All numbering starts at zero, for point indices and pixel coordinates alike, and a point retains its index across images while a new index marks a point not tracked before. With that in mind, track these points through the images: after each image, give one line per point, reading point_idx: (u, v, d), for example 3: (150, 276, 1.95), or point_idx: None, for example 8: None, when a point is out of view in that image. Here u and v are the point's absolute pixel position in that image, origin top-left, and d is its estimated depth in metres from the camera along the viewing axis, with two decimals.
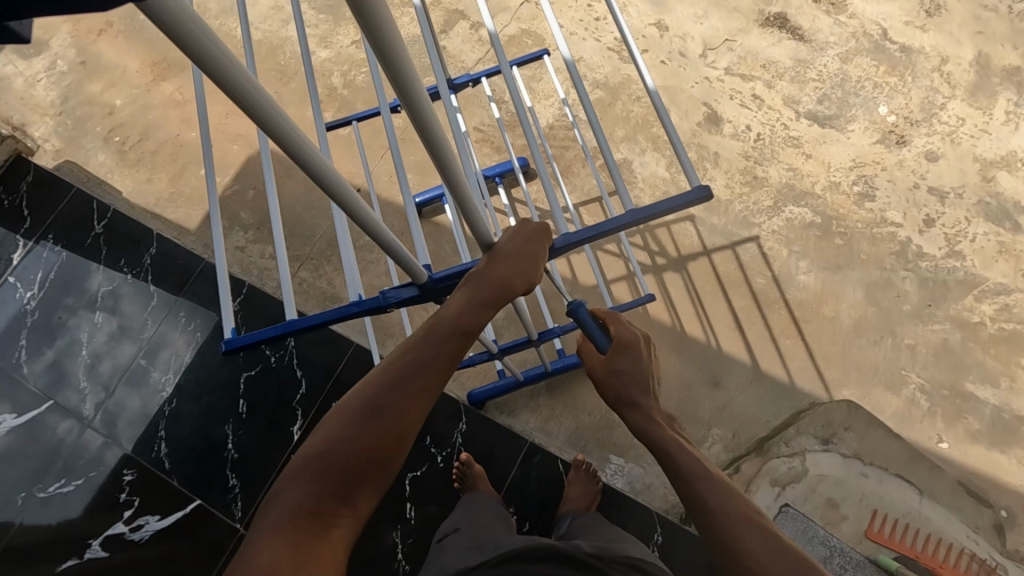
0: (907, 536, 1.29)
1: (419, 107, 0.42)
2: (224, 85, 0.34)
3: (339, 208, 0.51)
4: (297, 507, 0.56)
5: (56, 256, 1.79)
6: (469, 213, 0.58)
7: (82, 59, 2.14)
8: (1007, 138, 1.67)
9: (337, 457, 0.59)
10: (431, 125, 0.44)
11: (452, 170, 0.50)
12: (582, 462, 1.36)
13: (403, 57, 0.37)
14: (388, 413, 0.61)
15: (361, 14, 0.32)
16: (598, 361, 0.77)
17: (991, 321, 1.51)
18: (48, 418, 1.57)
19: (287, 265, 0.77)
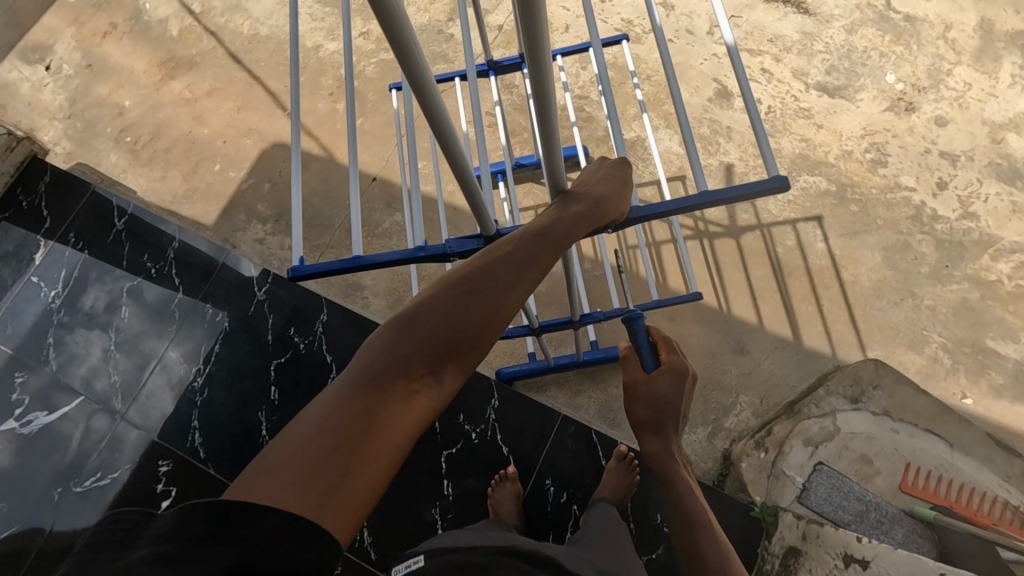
0: (940, 486, 1.31)
1: (538, 58, 0.48)
2: None
3: (425, 110, 0.56)
4: (385, 364, 0.57)
5: (78, 254, 1.80)
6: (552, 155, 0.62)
7: (88, 62, 2.14)
8: (1014, 100, 1.70)
9: (431, 326, 0.59)
10: (542, 66, 0.49)
11: (548, 112, 0.55)
12: (626, 452, 1.34)
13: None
14: (483, 300, 0.61)
15: None
16: (640, 378, 0.85)
17: (1007, 279, 1.54)
18: (80, 414, 1.59)
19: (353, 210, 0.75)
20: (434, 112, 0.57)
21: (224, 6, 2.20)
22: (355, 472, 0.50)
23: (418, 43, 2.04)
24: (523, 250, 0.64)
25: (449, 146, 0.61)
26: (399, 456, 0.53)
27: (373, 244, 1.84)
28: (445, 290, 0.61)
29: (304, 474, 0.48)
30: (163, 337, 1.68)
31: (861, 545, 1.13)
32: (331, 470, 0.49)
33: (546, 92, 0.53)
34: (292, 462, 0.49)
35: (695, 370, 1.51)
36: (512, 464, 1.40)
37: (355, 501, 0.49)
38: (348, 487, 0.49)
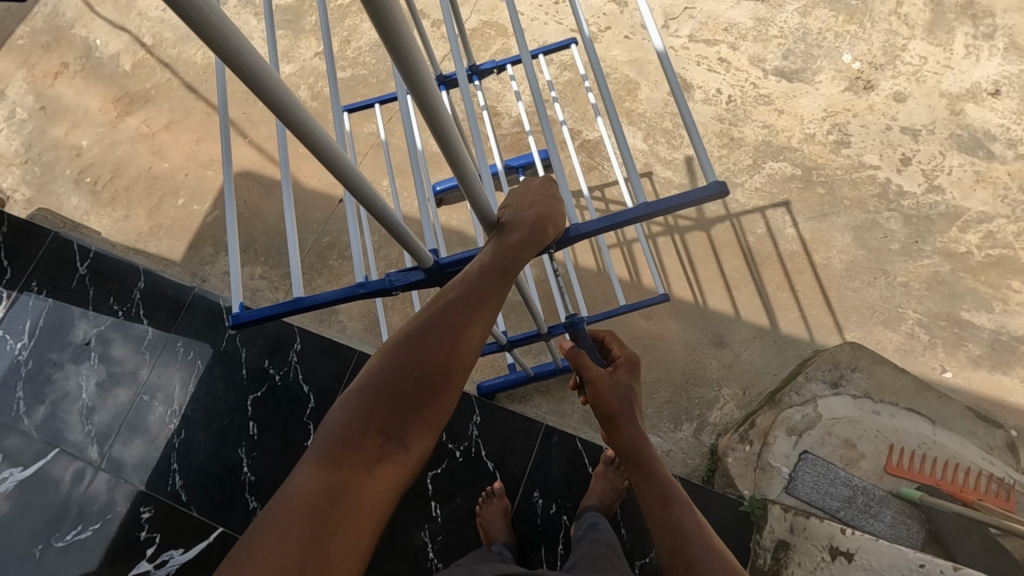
0: (925, 465, 1.30)
1: (433, 107, 0.45)
2: (244, 76, 0.38)
3: (353, 195, 0.54)
4: (341, 444, 0.61)
5: (43, 303, 1.77)
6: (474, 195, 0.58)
7: (41, 105, 2.10)
8: (969, 70, 1.71)
9: (384, 401, 0.63)
10: (437, 111, 0.45)
11: (458, 153, 0.51)
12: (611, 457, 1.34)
13: (409, 40, 0.38)
14: (433, 364, 0.63)
15: (380, 19, 0.35)
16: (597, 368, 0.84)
17: (977, 250, 1.54)
18: (56, 467, 1.55)
19: (297, 256, 0.80)
20: (346, 177, 0.52)
21: (176, 37, 2.18)
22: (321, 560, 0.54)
23: (374, 60, 2.02)
24: (465, 303, 0.65)
25: (370, 202, 0.57)
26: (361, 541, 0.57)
27: (345, 266, 1.81)
28: (393, 361, 0.64)
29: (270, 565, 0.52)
30: (136, 380, 1.65)
31: (847, 538, 1.13)
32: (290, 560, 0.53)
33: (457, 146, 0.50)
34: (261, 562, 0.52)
35: (675, 368, 1.50)
36: (499, 478, 1.38)
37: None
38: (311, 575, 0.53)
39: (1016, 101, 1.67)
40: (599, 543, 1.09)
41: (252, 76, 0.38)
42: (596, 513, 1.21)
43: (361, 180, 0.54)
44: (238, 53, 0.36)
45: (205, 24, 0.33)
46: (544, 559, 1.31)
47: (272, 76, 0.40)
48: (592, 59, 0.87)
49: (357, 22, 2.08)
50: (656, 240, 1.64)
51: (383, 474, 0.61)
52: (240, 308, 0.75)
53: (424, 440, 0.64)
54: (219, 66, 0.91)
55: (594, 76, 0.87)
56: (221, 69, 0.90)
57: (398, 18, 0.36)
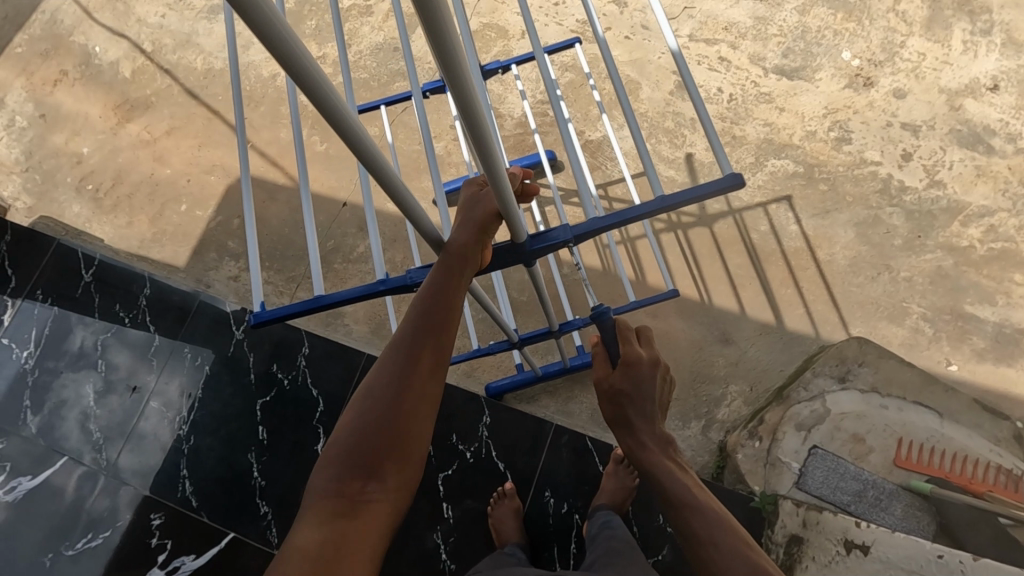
0: (934, 458, 1.31)
1: (472, 107, 0.43)
2: (271, 45, 0.36)
3: (368, 171, 0.53)
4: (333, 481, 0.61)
5: (47, 311, 1.76)
6: (501, 194, 0.57)
7: (41, 113, 2.09)
8: (967, 66, 1.72)
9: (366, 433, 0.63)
10: (476, 111, 0.44)
11: (491, 152, 0.49)
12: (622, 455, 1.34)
13: (455, 39, 0.36)
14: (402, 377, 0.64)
15: (429, 18, 0.34)
16: (604, 373, 0.85)
17: (979, 244, 1.56)
18: (62, 474, 1.55)
19: (315, 255, 0.80)
20: (362, 152, 0.51)
21: (176, 43, 2.18)
22: (339, 553, 0.56)
23: (375, 63, 2.03)
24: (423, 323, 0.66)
25: (389, 183, 0.56)
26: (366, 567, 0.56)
27: (351, 269, 1.82)
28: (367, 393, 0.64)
29: None
30: (144, 386, 1.64)
31: (862, 530, 1.13)
32: None
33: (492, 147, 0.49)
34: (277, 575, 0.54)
35: (682, 365, 1.51)
36: (510, 479, 1.39)
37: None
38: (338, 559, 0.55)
39: (1014, 96, 1.68)
40: (614, 540, 1.09)
41: (279, 45, 0.37)
42: (608, 511, 1.22)
43: (379, 156, 0.53)
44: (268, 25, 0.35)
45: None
46: (557, 559, 1.32)
47: (300, 51, 0.39)
48: (605, 57, 0.88)
49: (357, 26, 2.08)
50: (661, 239, 1.65)
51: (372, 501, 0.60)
52: (261, 307, 0.76)
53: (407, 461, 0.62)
54: (230, 66, 0.91)
55: (607, 72, 0.88)
56: (236, 73, 0.90)
57: (445, 15, 0.34)
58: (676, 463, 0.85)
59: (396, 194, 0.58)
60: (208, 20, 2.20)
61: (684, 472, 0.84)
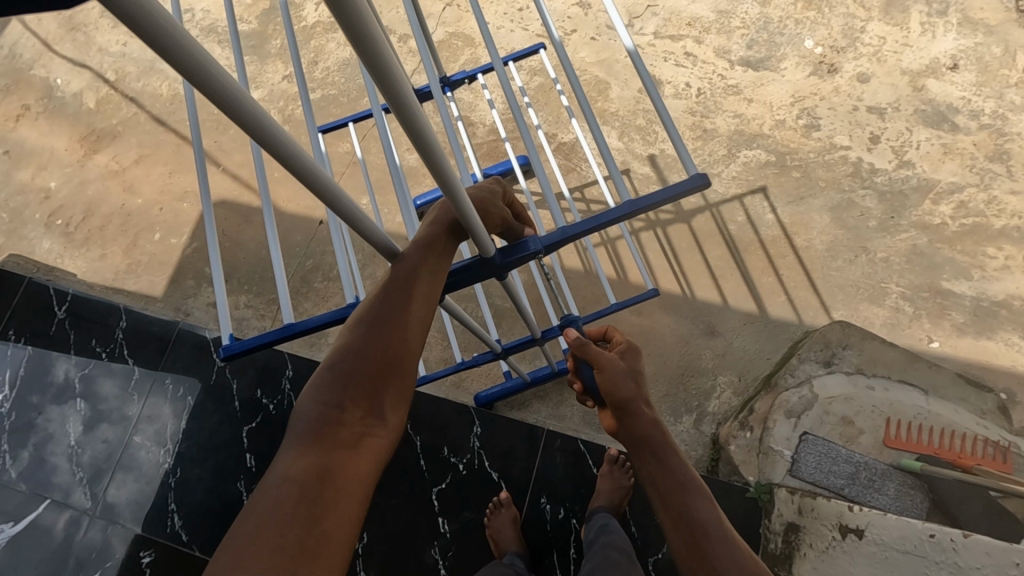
0: (923, 435, 1.31)
1: (418, 124, 0.42)
2: (222, 103, 0.35)
3: (335, 212, 0.51)
4: (319, 424, 0.62)
5: (21, 351, 1.72)
6: (459, 208, 0.55)
7: (5, 149, 2.06)
8: (927, 47, 1.75)
9: (353, 381, 0.64)
10: (423, 130, 0.43)
11: (442, 165, 0.47)
12: (616, 455, 1.34)
13: (389, 58, 0.36)
14: (388, 337, 0.65)
15: (361, 43, 0.33)
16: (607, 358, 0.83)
17: (951, 220, 1.58)
18: (45, 517, 1.51)
19: (284, 277, 0.78)
20: (329, 196, 0.49)
21: (140, 70, 2.15)
22: (333, 482, 0.58)
23: (343, 79, 2.02)
24: (402, 285, 0.66)
25: (353, 218, 0.54)
26: (356, 501, 0.59)
27: (333, 287, 1.80)
28: (351, 345, 0.65)
29: (280, 529, 0.54)
30: (126, 421, 1.60)
31: (855, 514, 1.09)
32: (296, 518, 0.55)
33: (445, 169, 0.48)
34: (266, 508, 0.55)
35: (669, 360, 1.52)
36: (505, 488, 1.37)
37: (345, 510, 0.57)
38: (328, 490, 0.58)
39: (974, 73, 1.71)
40: (609, 548, 1.11)
41: (229, 102, 0.35)
42: (605, 514, 1.22)
43: (344, 198, 0.51)
44: (201, 69, 0.32)
45: (180, 53, 0.30)
46: (558, 564, 1.30)
47: (235, 87, 0.35)
48: (566, 61, 0.87)
49: (323, 41, 2.08)
50: (639, 236, 1.65)
51: (364, 443, 0.62)
52: (231, 340, 0.74)
53: (399, 409, 0.66)
54: (190, 93, 0.90)
55: (568, 73, 0.87)
56: (191, 97, 0.88)
57: (379, 38, 0.34)
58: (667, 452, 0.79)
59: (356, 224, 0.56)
60: None
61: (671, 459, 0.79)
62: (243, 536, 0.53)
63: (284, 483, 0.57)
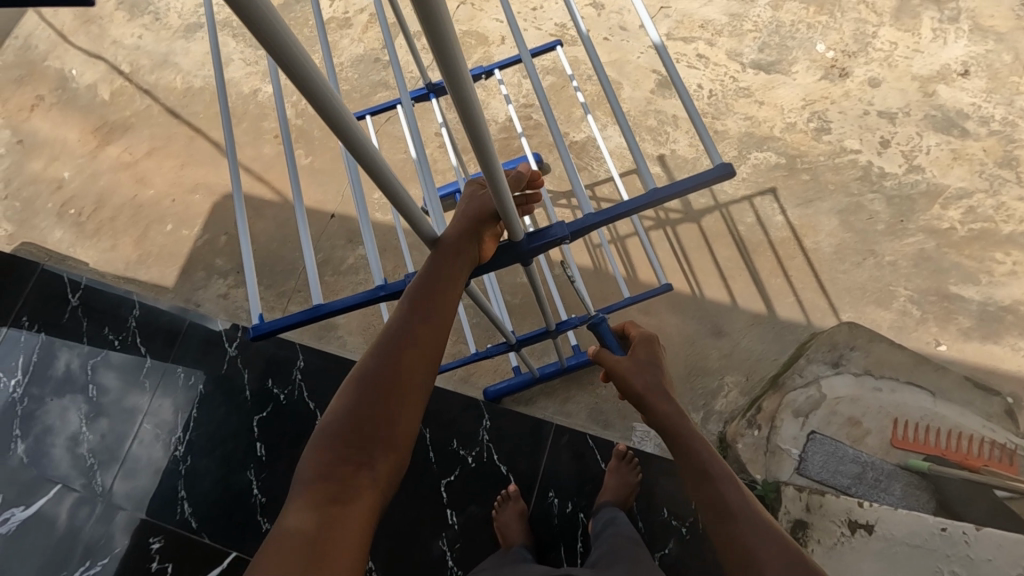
0: (930, 436, 1.31)
1: (469, 105, 0.44)
2: (282, 58, 0.38)
3: (377, 185, 0.54)
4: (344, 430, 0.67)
5: (34, 337, 1.73)
6: (494, 195, 0.56)
7: (18, 139, 2.07)
8: (937, 53, 1.77)
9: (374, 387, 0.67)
10: (473, 112, 0.45)
11: (486, 147, 0.48)
12: (624, 452, 1.35)
13: (450, 36, 0.37)
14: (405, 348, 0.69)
15: (426, 17, 0.35)
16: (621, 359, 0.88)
17: (960, 225, 1.59)
18: (55, 502, 1.52)
19: (313, 260, 0.79)
20: (373, 169, 0.52)
21: (153, 63, 2.17)
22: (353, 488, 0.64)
23: (356, 74, 2.04)
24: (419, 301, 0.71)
25: (393, 195, 0.57)
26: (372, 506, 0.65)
27: (343, 281, 1.81)
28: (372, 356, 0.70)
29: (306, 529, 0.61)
30: (138, 408, 1.61)
31: (864, 510, 1.09)
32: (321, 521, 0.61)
33: (490, 155, 0.50)
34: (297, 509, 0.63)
35: (677, 358, 1.53)
36: (512, 481, 1.38)
37: (347, 545, 0.60)
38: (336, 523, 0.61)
39: (984, 80, 1.72)
40: (617, 540, 1.12)
41: (287, 58, 0.38)
42: (613, 507, 1.24)
43: (386, 171, 0.54)
44: (266, 21, 0.35)
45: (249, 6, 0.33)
46: (564, 558, 1.31)
47: (292, 44, 0.38)
48: (592, 54, 0.88)
49: (336, 37, 2.10)
50: (649, 235, 1.67)
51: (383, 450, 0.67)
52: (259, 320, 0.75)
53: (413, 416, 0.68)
54: (217, 78, 0.91)
55: (595, 67, 0.88)
56: (219, 79, 0.89)
57: (443, 17, 0.35)
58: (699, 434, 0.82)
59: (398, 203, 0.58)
60: (186, 39, 2.19)
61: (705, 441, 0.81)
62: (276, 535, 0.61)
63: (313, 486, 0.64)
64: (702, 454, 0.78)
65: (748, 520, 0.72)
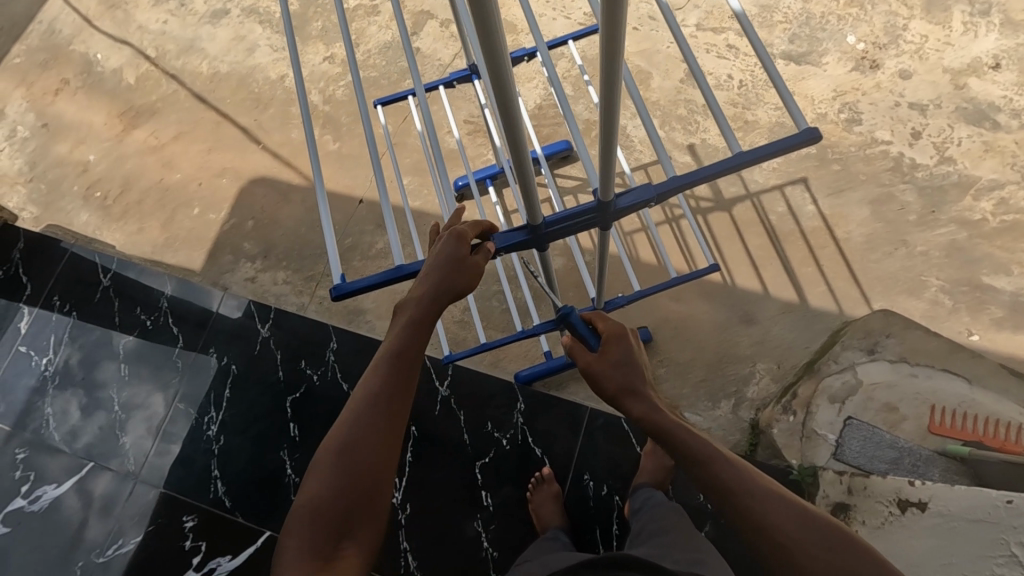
0: (967, 422, 1.32)
1: (616, 25, 0.50)
2: None
3: (507, 124, 0.59)
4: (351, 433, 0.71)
5: (66, 318, 1.73)
6: (603, 143, 0.62)
7: (44, 122, 2.07)
8: (968, 46, 1.77)
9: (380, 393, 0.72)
10: (616, 33, 0.51)
11: (615, 89, 0.57)
12: None
13: None
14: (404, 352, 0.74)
15: None
16: (592, 357, 0.81)
17: (992, 216, 1.59)
18: (88, 480, 1.52)
19: (396, 224, 0.85)
20: (508, 107, 0.57)
21: (179, 48, 2.17)
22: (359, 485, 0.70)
23: (384, 61, 2.04)
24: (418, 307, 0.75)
25: (517, 136, 0.62)
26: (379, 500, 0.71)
27: (371, 266, 1.81)
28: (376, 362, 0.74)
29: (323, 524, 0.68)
30: (170, 387, 1.61)
31: (916, 488, 1.09)
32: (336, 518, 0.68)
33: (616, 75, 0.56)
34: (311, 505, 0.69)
35: (709, 344, 1.53)
36: (547, 464, 1.39)
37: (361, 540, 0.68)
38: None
39: (1015, 73, 1.73)
40: (659, 520, 1.11)
41: None
42: (650, 488, 1.24)
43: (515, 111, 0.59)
44: None
45: None
46: (600, 540, 1.32)
47: None
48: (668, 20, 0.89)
49: (364, 24, 2.10)
50: (679, 223, 1.67)
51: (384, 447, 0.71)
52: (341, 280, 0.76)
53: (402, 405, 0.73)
54: (296, 61, 0.97)
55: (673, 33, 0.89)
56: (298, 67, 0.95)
57: None
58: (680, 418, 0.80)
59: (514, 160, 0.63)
60: (211, 24, 2.19)
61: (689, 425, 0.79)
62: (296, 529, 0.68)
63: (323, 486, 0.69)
64: (691, 442, 0.76)
65: (762, 496, 0.71)
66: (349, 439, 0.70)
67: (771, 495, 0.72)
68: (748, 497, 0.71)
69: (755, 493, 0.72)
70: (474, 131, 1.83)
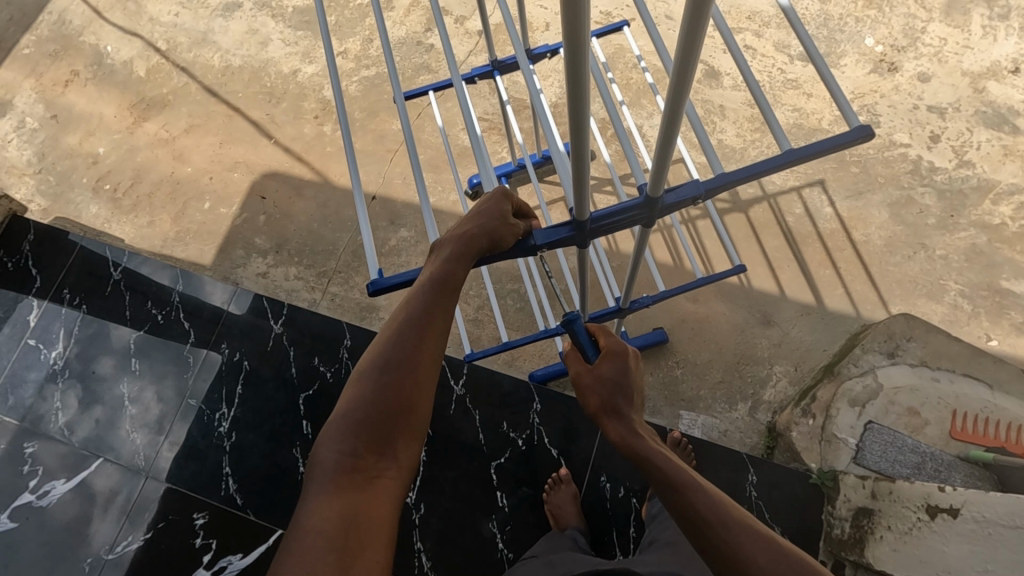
0: (989, 428, 1.31)
1: (697, 30, 0.47)
2: None
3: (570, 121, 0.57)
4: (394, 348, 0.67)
5: (76, 311, 1.70)
6: (666, 152, 0.62)
7: (52, 114, 2.05)
8: (988, 50, 1.76)
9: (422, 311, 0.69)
10: (695, 36, 0.48)
11: (683, 96, 0.55)
12: (678, 437, 1.34)
13: None
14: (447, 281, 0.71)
15: None
16: (584, 368, 0.80)
17: (1011, 221, 1.59)
18: (97, 475, 1.50)
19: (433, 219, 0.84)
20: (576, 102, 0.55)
21: (191, 41, 2.15)
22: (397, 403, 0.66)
23: (398, 57, 2.02)
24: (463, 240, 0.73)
25: (577, 135, 0.59)
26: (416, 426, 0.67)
27: (383, 263, 1.79)
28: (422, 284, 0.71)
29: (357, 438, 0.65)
30: (182, 382, 1.59)
31: (947, 494, 1.06)
32: (370, 432, 0.65)
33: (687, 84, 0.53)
34: (347, 416, 0.66)
35: (727, 346, 1.52)
36: (563, 465, 1.37)
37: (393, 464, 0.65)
38: (376, 493, 0.62)
39: None
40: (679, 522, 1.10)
41: None
42: None
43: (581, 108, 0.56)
44: None
45: None
46: (617, 543, 1.30)
47: None
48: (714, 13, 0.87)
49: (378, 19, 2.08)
50: (696, 223, 1.66)
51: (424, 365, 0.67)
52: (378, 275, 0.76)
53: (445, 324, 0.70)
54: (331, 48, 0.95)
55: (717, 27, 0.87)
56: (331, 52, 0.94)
57: None
58: (660, 446, 0.76)
59: (575, 165, 0.63)
60: (223, 18, 2.18)
61: (669, 452, 0.75)
62: (330, 439, 0.65)
63: (360, 398, 0.66)
64: (668, 468, 0.71)
65: (734, 523, 0.67)
66: (389, 356, 0.67)
67: (745, 529, 0.66)
68: (723, 527, 0.66)
69: (727, 521, 0.67)
70: (489, 128, 1.82)
